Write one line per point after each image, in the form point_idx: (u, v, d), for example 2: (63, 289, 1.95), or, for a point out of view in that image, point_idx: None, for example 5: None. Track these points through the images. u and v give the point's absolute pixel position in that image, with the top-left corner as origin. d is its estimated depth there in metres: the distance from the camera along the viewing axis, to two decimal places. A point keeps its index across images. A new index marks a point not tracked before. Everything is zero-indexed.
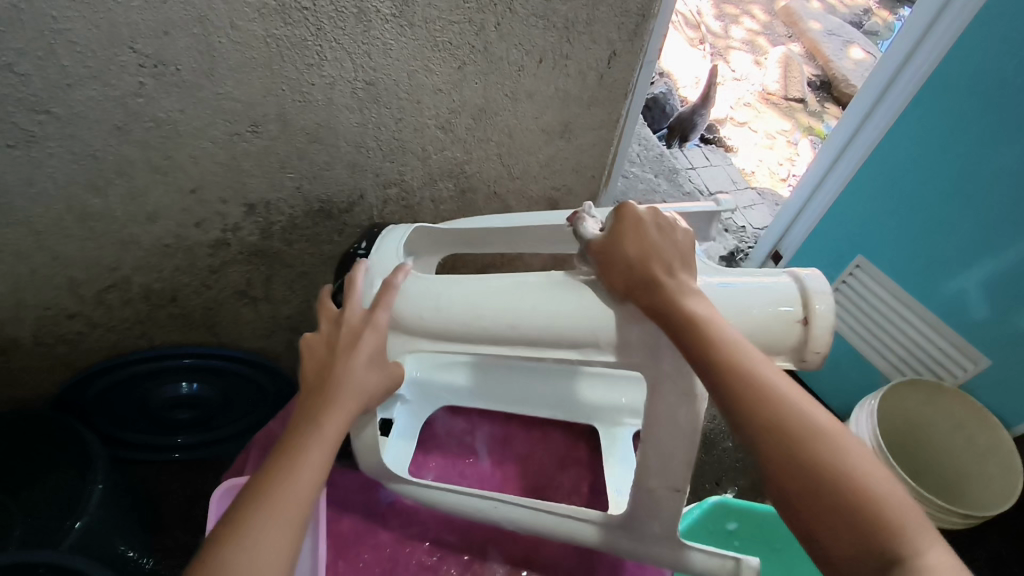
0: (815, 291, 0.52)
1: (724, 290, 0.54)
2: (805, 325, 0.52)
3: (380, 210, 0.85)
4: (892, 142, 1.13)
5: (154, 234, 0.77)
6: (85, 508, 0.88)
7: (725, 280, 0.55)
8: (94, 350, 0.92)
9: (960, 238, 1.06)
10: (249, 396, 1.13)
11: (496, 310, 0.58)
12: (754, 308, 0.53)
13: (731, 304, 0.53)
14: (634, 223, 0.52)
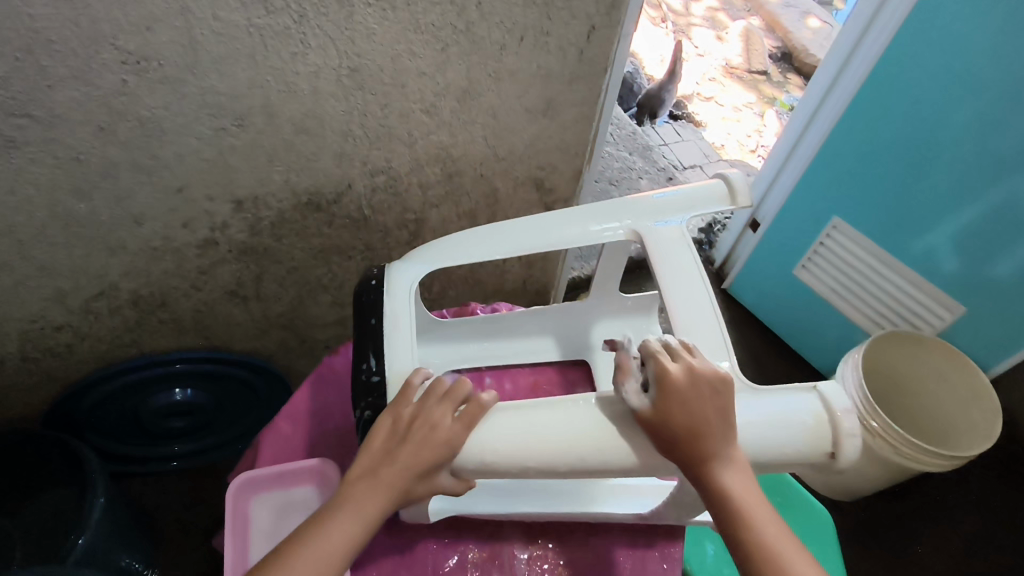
0: (847, 432, 0.47)
1: (754, 426, 0.48)
2: (831, 459, 0.48)
3: (368, 198, 0.85)
4: (858, 105, 1.14)
5: (141, 237, 0.75)
6: (88, 522, 0.87)
7: (758, 407, 0.48)
8: (83, 362, 0.90)
9: (930, 195, 1.10)
10: (243, 399, 1.12)
11: (525, 451, 0.49)
12: (785, 444, 0.48)
13: (762, 444, 0.48)
14: (677, 391, 0.46)
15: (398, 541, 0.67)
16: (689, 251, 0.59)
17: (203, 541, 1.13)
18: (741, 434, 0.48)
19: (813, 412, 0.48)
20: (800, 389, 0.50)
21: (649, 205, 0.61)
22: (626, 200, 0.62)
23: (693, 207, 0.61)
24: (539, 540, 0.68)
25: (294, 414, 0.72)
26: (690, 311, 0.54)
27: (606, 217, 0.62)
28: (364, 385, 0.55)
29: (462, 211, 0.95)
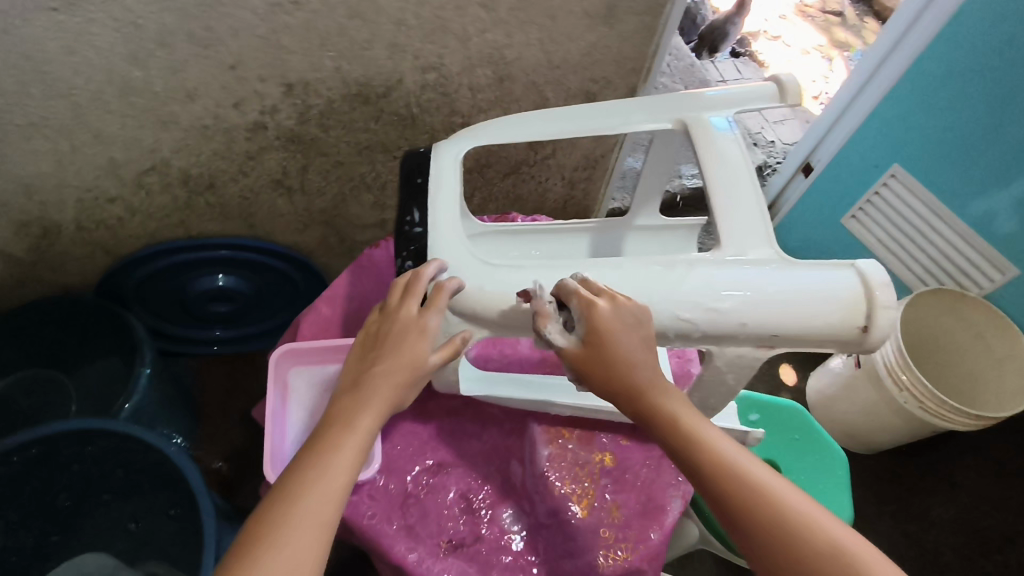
0: (882, 304, 0.46)
1: (785, 292, 0.47)
2: (863, 332, 0.47)
3: (418, 95, 0.84)
4: (942, 48, 1.06)
5: (194, 114, 0.76)
6: (134, 391, 0.93)
7: (789, 278, 0.48)
8: (133, 238, 0.93)
9: (1002, 153, 1.04)
10: (283, 291, 1.17)
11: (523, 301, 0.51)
12: (816, 315, 0.47)
13: (793, 310, 0.47)
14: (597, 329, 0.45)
15: (426, 424, 0.71)
16: (736, 147, 0.55)
17: (238, 423, 1.21)
18: (766, 304, 0.47)
19: (848, 287, 0.47)
20: (837, 265, 0.48)
21: (700, 102, 0.57)
22: (677, 94, 0.58)
23: (742, 104, 0.56)
24: (558, 439, 0.71)
25: (333, 298, 0.75)
26: (735, 196, 0.52)
27: (648, 112, 0.58)
28: (406, 234, 0.56)
29: None
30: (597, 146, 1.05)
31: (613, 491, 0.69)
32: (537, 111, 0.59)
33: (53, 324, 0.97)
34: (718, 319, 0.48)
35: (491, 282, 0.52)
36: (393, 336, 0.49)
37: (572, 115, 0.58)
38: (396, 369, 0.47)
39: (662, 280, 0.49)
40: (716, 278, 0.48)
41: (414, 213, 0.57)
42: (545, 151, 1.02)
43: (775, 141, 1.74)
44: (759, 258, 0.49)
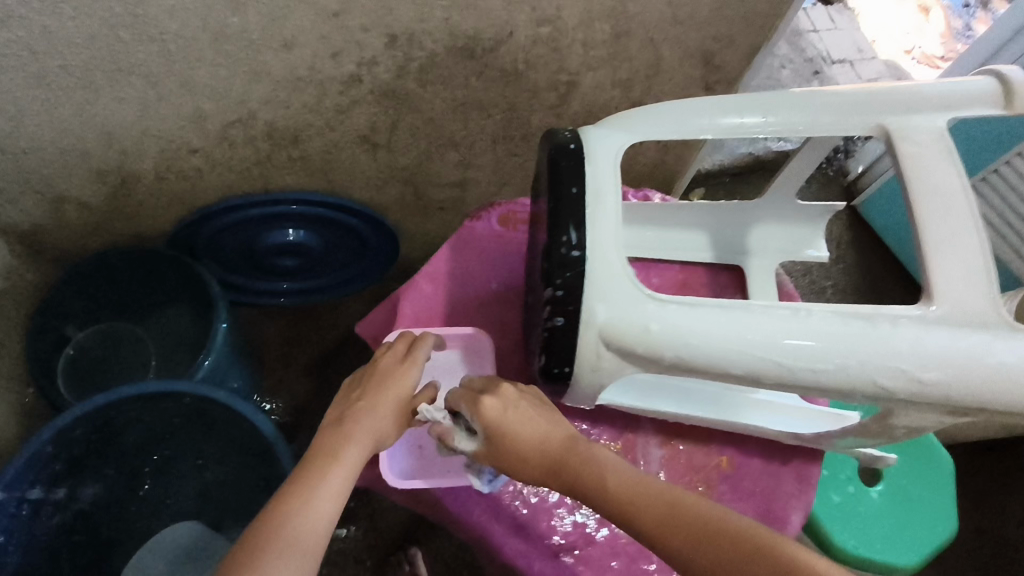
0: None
1: (1008, 369, 0.45)
2: None
3: (526, 51, 0.76)
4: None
5: (288, 64, 0.69)
6: (214, 347, 0.91)
7: (1017, 350, 0.45)
8: (211, 190, 0.88)
9: None
10: (351, 246, 1.11)
11: (701, 354, 0.46)
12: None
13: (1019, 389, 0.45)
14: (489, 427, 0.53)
15: None
16: (946, 157, 0.51)
17: (302, 376, 1.19)
18: (992, 376, 0.45)
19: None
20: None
21: (901, 98, 0.54)
22: (876, 91, 0.55)
23: (954, 106, 0.54)
24: (672, 441, 0.68)
25: (434, 276, 0.71)
26: (951, 243, 0.48)
27: (847, 109, 0.55)
28: (560, 258, 0.47)
29: (617, 80, 0.85)
30: None
31: (728, 500, 0.66)
32: (714, 100, 0.56)
33: (126, 275, 0.94)
34: (928, 382, 0.46)
35: (662, 324, 0.46)
36: (378, 378, 0.57)
37: (756, 105, 0.55)
38: (377, 404, 0.55)
39: (870, 338, 0.46)
40: (926, 343, 0.45)
41: (570, 232, 0.48)
42: None
43: None
44: (979, 321, 0.46)
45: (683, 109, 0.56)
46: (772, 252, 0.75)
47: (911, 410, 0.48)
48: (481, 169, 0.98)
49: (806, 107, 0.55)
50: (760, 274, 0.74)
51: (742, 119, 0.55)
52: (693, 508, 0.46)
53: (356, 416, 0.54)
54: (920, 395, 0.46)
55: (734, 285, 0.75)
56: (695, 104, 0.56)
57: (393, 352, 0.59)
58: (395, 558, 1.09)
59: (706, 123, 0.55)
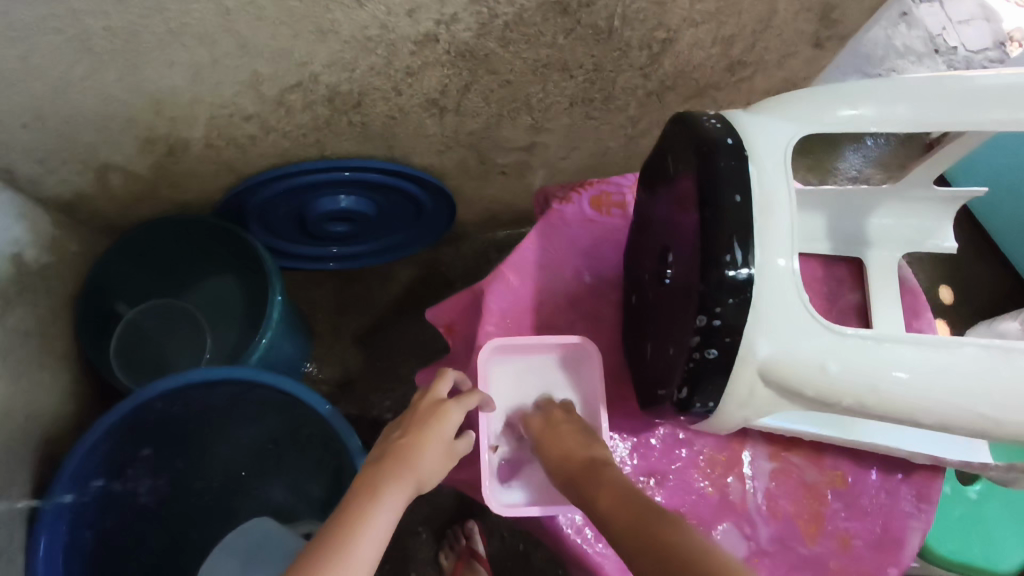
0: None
1: None
2: None
3: (627, 5, 0.65)
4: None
5: (359, 22, 0.60)
6: (271, 323, 0.85)
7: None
8: (263, 158, 0.81)
9: None
10: (404, 211, 1.03)
11: (879, 395, 0.42)
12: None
13: None
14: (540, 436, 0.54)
15: (632, 425, 0.61)
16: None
17: (352, 345, 1.15)
18: None
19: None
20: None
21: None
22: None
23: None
24: (782, 453, 0.62)
25: (521, 267, 0.63)
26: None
27: None
28: (718, 279, 0.41)
29: (720, 37, 0.74)
30: (805, 68, 0.85)
31: (844, 518, 0.61)
32: (890, 87, 0.48)
33: (171, 244, 0.89)
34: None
35: (843, 363, 0.42)
36: (420, 422, 0.52)
37: (926, 96, 0.47)
38: (420, 449, 0.50)
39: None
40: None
41: (734, 249, 0.41)
42: (742, 74, 0.83)
43: (959, 49, 1.41)
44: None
45: (839, 97, 0.48)
46: (897, 244, 0.67)
47: None
48: (552, 133, 0.89)
49: (1005, 94, 0.47)
50: (882, 269, 0.66)
51: (911, 112, 0.47)
52: (669, 541, 0.40)
53: (397, 460, 0.49)
54: None
55: (851, 280, 0.67)
56: (855, 91, 0.48)
57: (434, 393, 0.55)
58: (452, 531, 1.07)
59: (869, 114, 0.47)
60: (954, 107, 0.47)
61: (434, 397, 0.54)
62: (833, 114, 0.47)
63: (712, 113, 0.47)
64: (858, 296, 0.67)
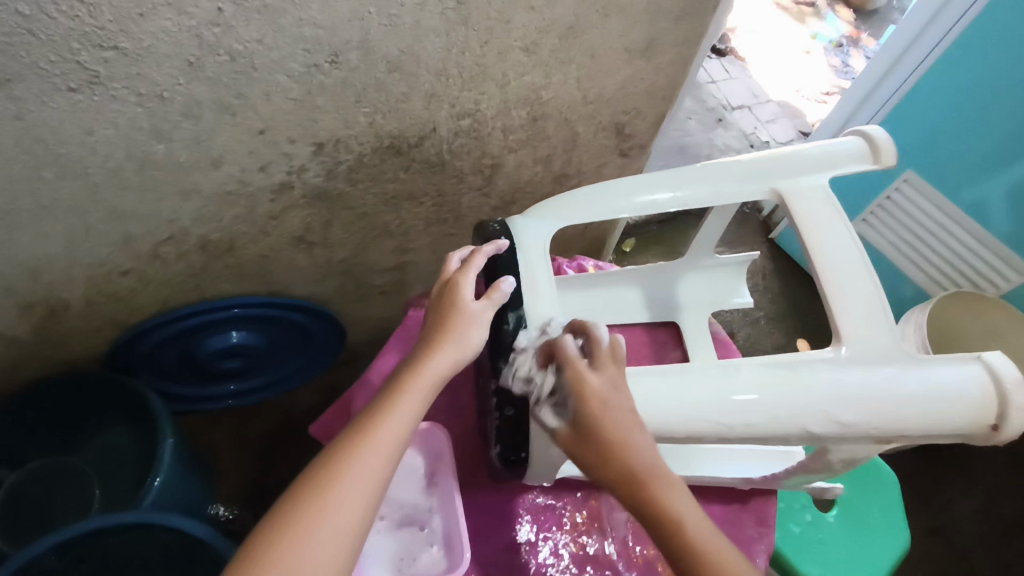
0: (1017, 407, 0.47)
1: (918, 396, 0.48)
2: (994, 431, 0.48)
3: (450, 143, 0.79)
4: (949, 62, 1.14)
5: (217, 181, 0.70)
6: (162, 463, 0.87)
7: (923, 377, 0.49)
8: (145, 307, 0.87)
9: (999, 142, 1.12)
10: (295, 340, 1.09)
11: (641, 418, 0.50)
12: (951, 412, 0.48)
13: (940, 401, 0.48)
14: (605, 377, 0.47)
15: (498, 497, 0.69)
16: (835, 213, 0.59)
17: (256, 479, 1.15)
18: (902, 403, 0.48)
19: (978, 382, 0.49)
20: (961, 359, 0.50)
21: (788, 166, 0.62)
22: (768, 161, 0.62)
23: (834, 164, 0.62)
24: None
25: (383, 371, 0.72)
26: (851, 288, 0.55)
27: (738, 181, 0.62)
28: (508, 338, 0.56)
29: (539, 157, 0.89)
30: (621, 173, 1.03)
31: None
32: (624, 183, 0.64)
33: (56, 405, 0.90)
34: (849, 425, 0.48)
35: None
36: (437, 309, 0.54)
37: (662, 184, 0.62)
38: (443, 330, 0.52)
39: (795, 385, 0.49)
40: (842, 381, 0.49)
41: (518, 317, 0.56)
42: (570, 184, 0.99)
43: (769, 142, 1.78)
44: (885, 356, 0.51)
45: (600, 195, 0.63)
46: (703, 304, 0.80)
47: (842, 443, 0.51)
48: (417, 252, 1.00)
49: (708, 179, 0.62)
50: (693, 327, 0.78)
51: (645, 199, 0.62)
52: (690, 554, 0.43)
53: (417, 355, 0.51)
54: (847, 433, 0.48)
55: (673, 340, 0.79)
56: (612, 187, 0.63)
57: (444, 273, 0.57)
58: None
59: (622, 204, 0.62)
60: (669, 194, 0.62)
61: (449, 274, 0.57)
62: (583, 210, 0.62)
63: (498, 219, 0.63)
64: (679, 352, 0.78)
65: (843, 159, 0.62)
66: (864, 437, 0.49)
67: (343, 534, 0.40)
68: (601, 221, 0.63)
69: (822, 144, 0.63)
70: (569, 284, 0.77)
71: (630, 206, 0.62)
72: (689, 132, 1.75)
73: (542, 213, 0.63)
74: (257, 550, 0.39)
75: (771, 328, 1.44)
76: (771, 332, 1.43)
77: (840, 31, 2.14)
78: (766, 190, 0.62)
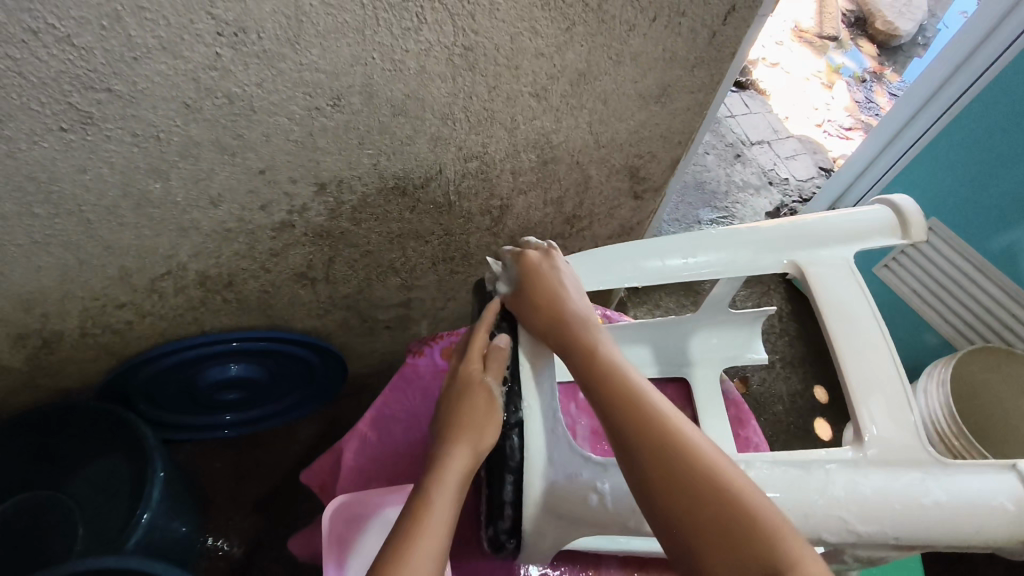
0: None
1: (944, 504, 0.47)
2: None
3: (457, 184, 0.77)
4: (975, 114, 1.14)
5: (215, 218, 0.69)
6: (150, 500, 0.85)
7: (950, 488, 0.48)
8: (142, 338, 0.85)
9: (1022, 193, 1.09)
10: (298, 374, 1.07)
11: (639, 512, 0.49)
12: (982, 526, 0.46)
13: (968, 510, 0.47)
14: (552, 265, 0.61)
15: (491, 564, 0.65)
16: (857, 289, 0.58)
17: (251, 514, 1.10)
18: (928, 510, 0.47)
19: (1014, 497, 0.47)
20: (993, 468, 0.49)
21: (809, 236, 0.60)
22: (791, 229, 0.60)
23: (861, 237, 0.60)
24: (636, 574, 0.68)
25: (377, 421, 0.70)
26: (874, 381, 0.53)
27: (757, 251, 0.60)
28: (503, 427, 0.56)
29: (549, 199, 0.87)
30: (634, 215, 1.00)
31: None
32: (633, 246, 0.62)
33: (46, 434, 0.88)
34: (865, 535, 0.47)
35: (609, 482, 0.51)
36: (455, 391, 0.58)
37: (675, 249, 0.61)
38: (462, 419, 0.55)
39: (809, 485, 0.48)
40: (861, 487, 0.48)
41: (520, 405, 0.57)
42: (581, 225, 0.96)
43: (789, 179, 1.75)
44: (909, 458, 0.49)
45: (609, 258, 0.62)
46: (714, 360, 0.76)
47: (860, 548, 0.49)
48: (423, 289, 0.97)
49: (724, 245, 0.61)
50: (704, 385, 0.74)
51: (656, 266, 0.61)
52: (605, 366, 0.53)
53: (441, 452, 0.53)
54: (866, 541, 0.47)
55: (681, 398, 0.76)
56: (621, 252, 0.62)
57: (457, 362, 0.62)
58: None
59: (630, 270, 0.61)
60: (681, 262, 0.61)
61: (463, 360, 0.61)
62: (590, 275, 0.62)
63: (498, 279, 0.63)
64: (687, 413, 0.75)
65: (865, 231, 0.60)
66: (880, 543, 0.47)
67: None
68: (607, 287, 0.62)
69: (848, 213, 0.61)
70: None
71: (639, 273, 0.61)
72: (706, 167, 1.72)
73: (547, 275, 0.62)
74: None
75: (788, 373, 1.38)
76: (788, 377, 1.37)
77: (863, 66, 2.11)
78: (787, 263, 0.60)
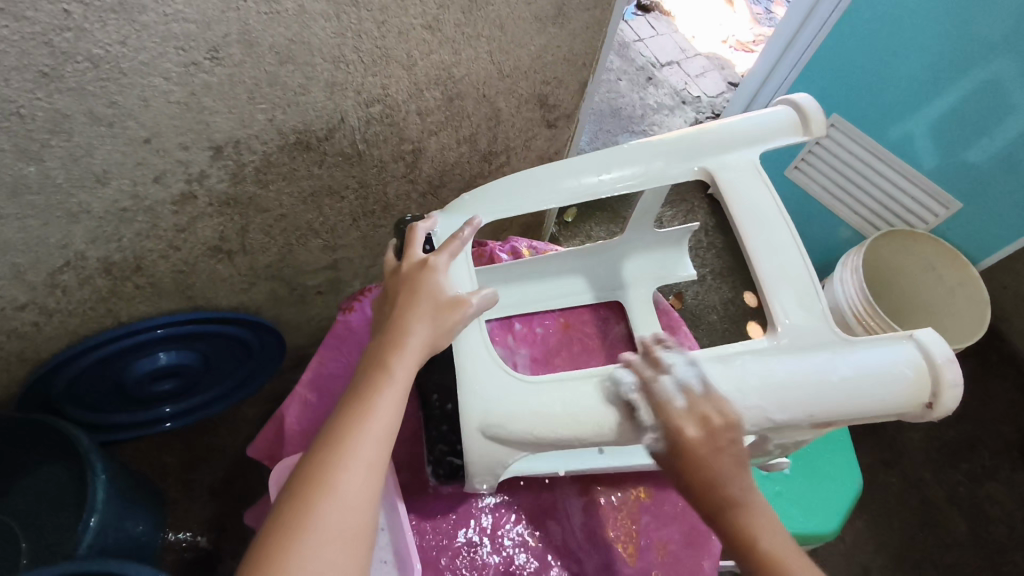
0: (949, 384, 0.50)
1: (850, 378, 0.51)
2: (929, 409, 0.51)
3: (363, 132, 0.74)
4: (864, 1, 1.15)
5: (107, 199, 0.64)
6: (95, 503, 0.81)
7: (854, 362, 0.52)
8: (54, 340, 0.80)
9: (910, 83, 1.14)
10: (234, 355, 1.04)
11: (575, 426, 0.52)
12: (884, 393, 0.51)
13: (872, 384, 0.51)
14: (699, 420, 0.47)
15: (450, 502, 0.68)
16: (765, 187, 0.60)
17: (211, 500, 1.09)
18: (836, 386, 0.51)
19: (911, 362, 0.52)
20: (893, 340, 0.53)
21: (717, 141, 0.62)
22: (696, 138, 0.62)
23: (764, 137, 0.62)
24: (590, 487, 0.70)
25: (315, 383, 0.69)
26: (785, 272, 0.56)
27: (669, 160, 0.62)
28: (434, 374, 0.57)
29: (462, 137, 0.86)
30: (550, 145, 1.00)
31: (655, 529, 0.68)
32: (545, 168, 0.63)
33: None
34: (781, 421, 0.51)
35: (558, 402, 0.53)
36: (403, 289, 0.53)
37: (589, 167, 0.62)
38: (415, 305, 0.51)
39: (728, 376, 0.52)
40: (774, 370, 0.52)
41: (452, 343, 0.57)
42: (498, 161, 0.95)
43: (701, 96, 1.77)
44: (820, 341, 0.53)
45: (523, 185, 0.63)
46: (648, 280, 0.78)
47: (782, 431, 0.53)
48: (349, 248, 0.95)
49: (636, 159, 0.62)
50: (637, 305, 0.77)
51: (572, 185, 0.62)
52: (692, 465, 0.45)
53: (392, 328, 0.50)
54: (784, 423, 0.51)
55: (616, 315, 0.79)
56: (538, 176, 0.63)
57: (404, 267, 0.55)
58: None
59: (549, 194, 0.62)
60: (594, 180, 0.62)
61: (412, 261, 0.55)
62: (508, 196, 0.63)
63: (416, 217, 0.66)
64: (623, 327, 0.78)
65: (771, 131, 0.62)
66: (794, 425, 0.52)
67: (357, 522, 0.42)
68: (528, 211, 0.63)
69: (753, 115, 0.63)
70: (503, 275, 0.77)
71: (555, 193, 0.62)
72: (618, 92, 1.73)
73: (461, 207, 0.64)
74: (294, 508, 0.41)
75: (718, 284, 1.43)
76: (719, 287, 1.42)
77: None
78: (698, 169, 0.62)
